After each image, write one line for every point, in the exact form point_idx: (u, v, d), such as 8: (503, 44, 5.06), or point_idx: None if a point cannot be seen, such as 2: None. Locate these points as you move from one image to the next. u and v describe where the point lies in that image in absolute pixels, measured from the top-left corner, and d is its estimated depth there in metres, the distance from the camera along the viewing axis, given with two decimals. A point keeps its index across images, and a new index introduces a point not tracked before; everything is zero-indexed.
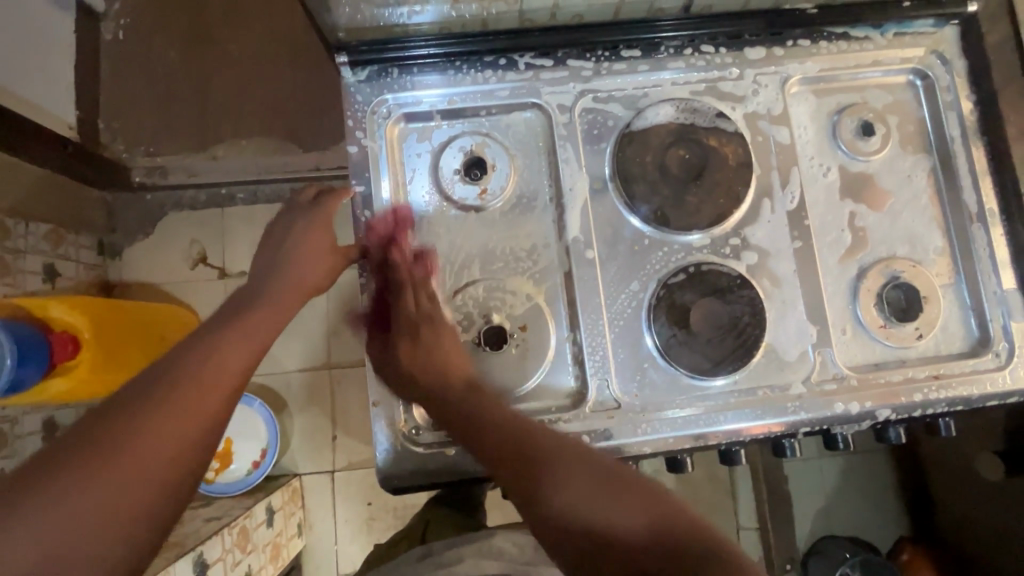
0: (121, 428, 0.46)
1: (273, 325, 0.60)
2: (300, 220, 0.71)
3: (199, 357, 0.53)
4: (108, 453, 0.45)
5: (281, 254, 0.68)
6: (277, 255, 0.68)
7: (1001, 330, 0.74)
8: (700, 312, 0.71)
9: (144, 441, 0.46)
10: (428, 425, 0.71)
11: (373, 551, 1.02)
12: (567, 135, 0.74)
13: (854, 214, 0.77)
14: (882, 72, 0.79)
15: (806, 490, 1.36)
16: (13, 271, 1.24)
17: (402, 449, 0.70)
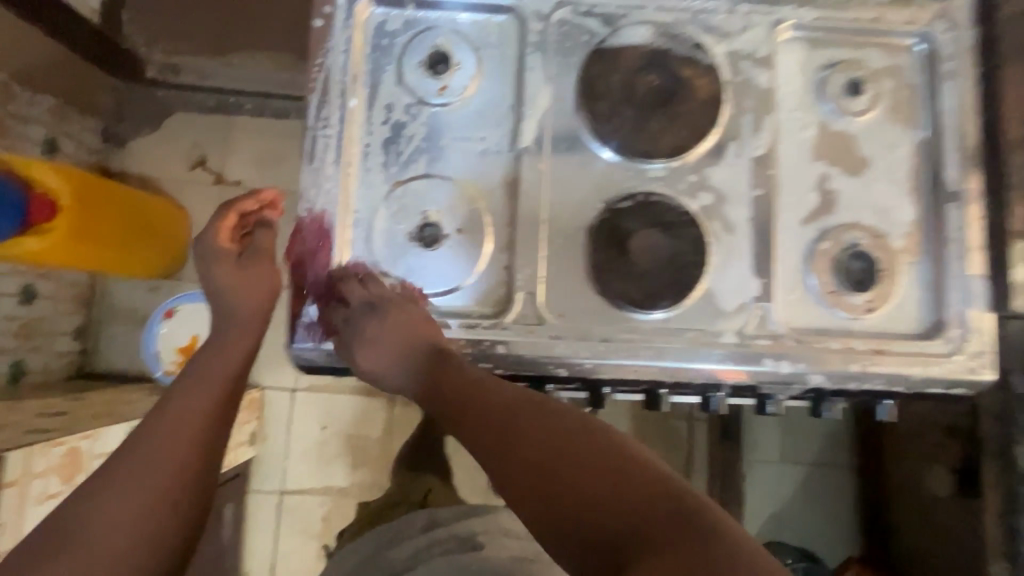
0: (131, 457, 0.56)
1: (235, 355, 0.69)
2: (225, 261, 0.75)
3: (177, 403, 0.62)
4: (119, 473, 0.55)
5: (220, 296, 0.75)
6: (217, 303, 0.75)
7: (956, 315, 0.70)
8: (642, 242, 0.69)
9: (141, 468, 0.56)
10: None
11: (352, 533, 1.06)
12: (538, 44, 0.72)
13: (825, 175, 0.73)
14: (883, 31, 0.74)
15: (765, 493, 1.37)
16: (11, 134, 1.23)
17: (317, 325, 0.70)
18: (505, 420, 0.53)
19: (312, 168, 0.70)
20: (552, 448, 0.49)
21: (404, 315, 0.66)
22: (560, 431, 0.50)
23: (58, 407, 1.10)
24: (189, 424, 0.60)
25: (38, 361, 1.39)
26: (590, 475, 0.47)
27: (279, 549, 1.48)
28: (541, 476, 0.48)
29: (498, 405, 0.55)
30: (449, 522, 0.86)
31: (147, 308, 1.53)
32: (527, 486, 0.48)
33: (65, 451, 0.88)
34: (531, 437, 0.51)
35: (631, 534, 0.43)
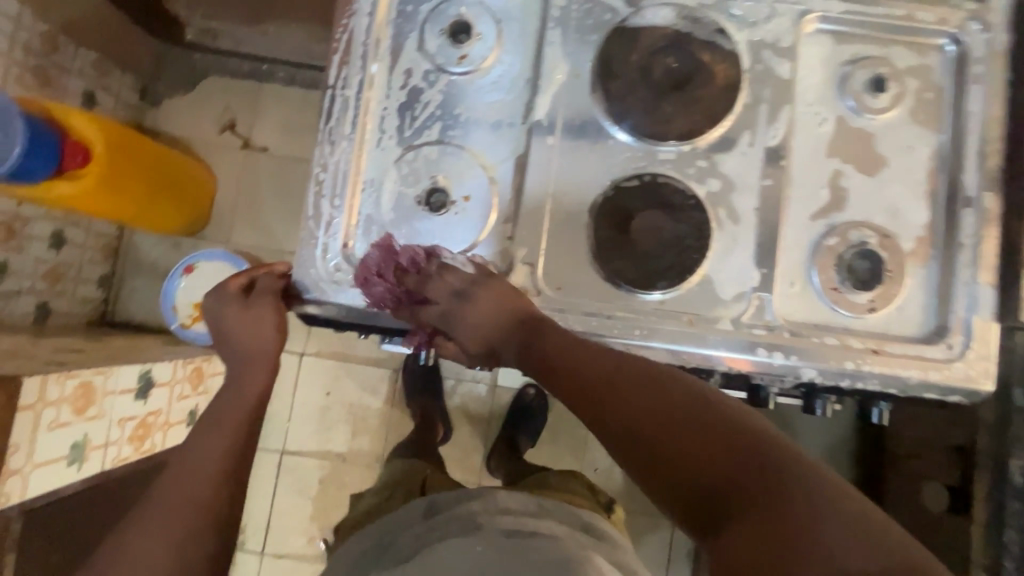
0: (144, 518, 0.55)
1: (252, 393, 0.66)
2: (235, 306, 0.72)
3: (191, 455, 0.60)
4: (135, 535, 0.54)
5: (228, 338, 0.72)
6: (227, 347, 0.71)
7: (960, 322, 0.69)
8: (645, 222, 0.70)
9: (151, 530, 0.55)
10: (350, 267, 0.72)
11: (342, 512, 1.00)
12: (559, 19, 0.72)
13: (838, 172, 0.72)
14: (912, 30, 0.73)
15: None
16: (55, 84, 1.27)
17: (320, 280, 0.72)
18: (604, 379, 0.53)
19: (329, 127, 0.72)
20: (659, 411, 0.50)
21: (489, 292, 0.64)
22: (663, 392, 0.51)
23: (76, 345, 1.15)
24: (208, 465, 0.59)
25: (62, 304, 1.44)
26: (698, 435, 0.48)
27: (275, 508, 1.51)
28: (649, 438, 0.49)
29: (595, 369, 0.54)
30: (448, 507, 0.75)
31: (169, 264, 1.59)
32: (633, 448, 0.49)
33: (78, 385, 0.92)
34: (624, 401, 0.51)
35: (736, 489, 0.45)
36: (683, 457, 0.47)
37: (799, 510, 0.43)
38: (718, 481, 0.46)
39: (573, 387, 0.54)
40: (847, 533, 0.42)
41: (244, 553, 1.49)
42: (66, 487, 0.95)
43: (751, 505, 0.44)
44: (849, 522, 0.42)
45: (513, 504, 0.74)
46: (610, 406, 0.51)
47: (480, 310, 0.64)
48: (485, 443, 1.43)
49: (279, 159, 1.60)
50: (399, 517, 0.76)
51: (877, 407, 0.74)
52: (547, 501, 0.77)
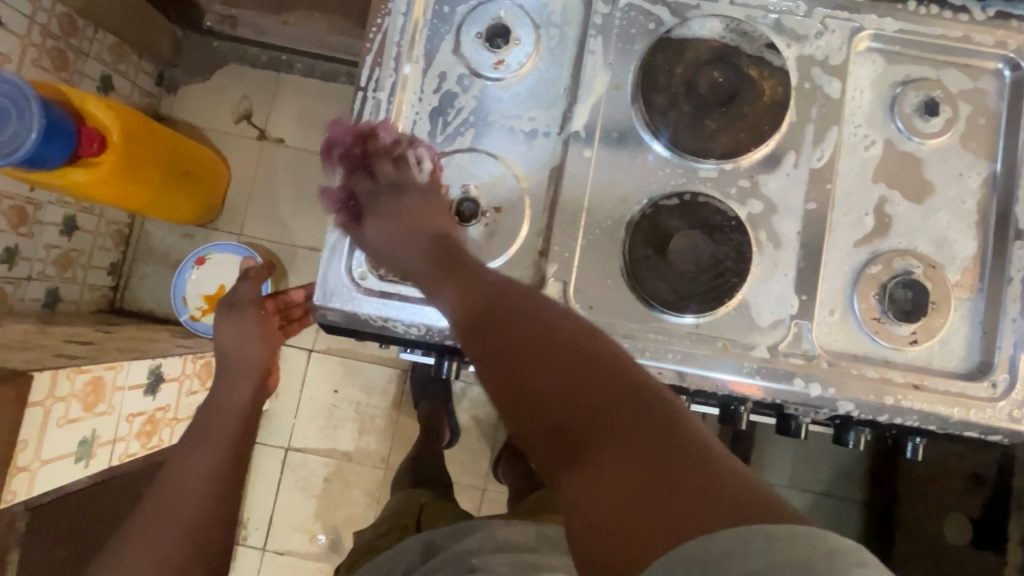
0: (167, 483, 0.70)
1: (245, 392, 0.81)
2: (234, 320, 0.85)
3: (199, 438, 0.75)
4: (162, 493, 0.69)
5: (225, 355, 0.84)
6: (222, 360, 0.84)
7: (1006, 359, 0.67)
8: (683, 242, 0.67)
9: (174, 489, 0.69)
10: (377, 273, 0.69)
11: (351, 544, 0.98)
12: (601, 27, 0.69)
13: (885, 199, 0.69)
14: (970, 52, 0.70)
15: None
16: (71, 68, 1.25)
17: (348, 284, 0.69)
18: (487, 313, 0.52)
19: (359, 130, 0.70)
20: (533, 348, 0.47)
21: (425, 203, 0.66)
22: (546, 328, 0.49)
23: (86, 336, 1.13)
24: (213, 470, 0.72)
25: (71, 291, 1.42)
26: (568, 371, 0.45)
27: (277, 507, 1.49)
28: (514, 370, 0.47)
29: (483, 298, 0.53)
30: (446, 545, 0.73)
31: (180, 253, 1.57)
32: (507, 382, 0.47)
33: (88, 380, 0.91)
34: (504, 334, 0.49)
35: (598, 428, 0.42)
36: (557, 398, 0.44)
37: (655, 454, 0.39)
38: (579, 419, 0.43)
39: (461, 320, 0.53)
40: (701, 482, 0.38)
41: (245, 549, 1.47)
42: (72, 483, 0.93)
43: (610, 445, 0.41)
44: (704, 474, 0.38)
45: (513, 536, 0.72)
46: (491, 344, 0.50)
47: (429, 209, 0.66)
48: (493, 449, 1.41)
49: (294, 152, 1.57)
50: (395, 554, 0.75)
51: (911, 442, 0.72)
52: (548, 529, 0.75)
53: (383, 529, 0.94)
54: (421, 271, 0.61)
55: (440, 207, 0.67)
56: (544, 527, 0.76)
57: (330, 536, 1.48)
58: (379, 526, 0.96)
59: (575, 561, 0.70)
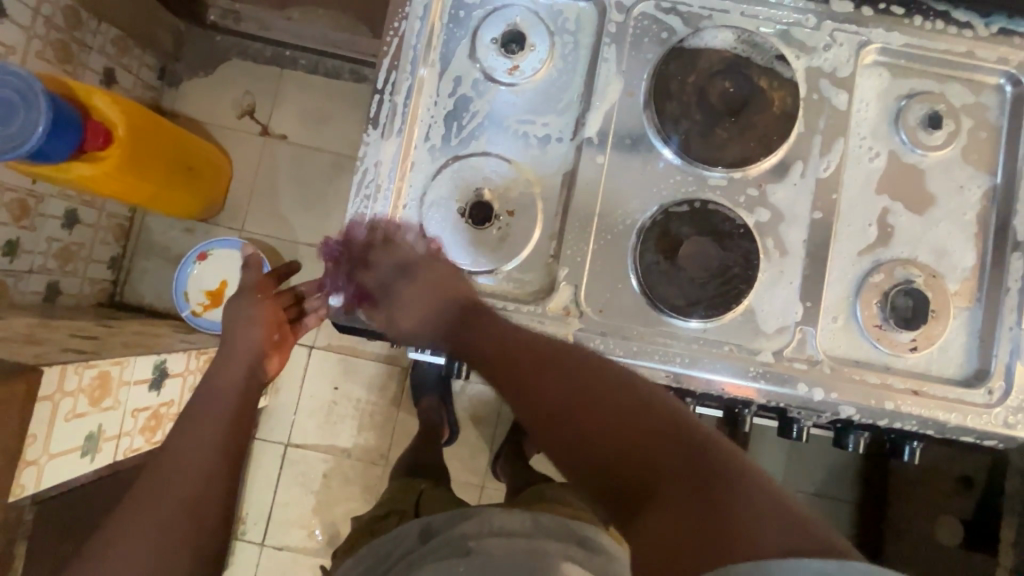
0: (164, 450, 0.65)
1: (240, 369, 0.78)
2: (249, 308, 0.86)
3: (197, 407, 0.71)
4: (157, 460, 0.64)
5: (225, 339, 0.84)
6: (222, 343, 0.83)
7: (1002, 367, 0.69)
8: (691, 249, 0.69)
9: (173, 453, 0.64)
10: None
11: (353, 525, 0.99)
12: (615, 35, 0.71)
13: (887, 210, 0.71)
14: (973, 67, 0.71)
15: None
16: (74, 60, 1.24)
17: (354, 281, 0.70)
18: (537, 365, 0.55)
19: (375, 132, 0.70)
20: (582, 400, 0.51)
21: (431, 273, 0.66)
22: (589, 381, 0.52)
23: (89, 331, 1.13)
24: (207, 450, 0.66)
25: (72, 285, 1.42)
26: (618, 415, 0.49)
27: (276, 502, 1.49)
28: (566, 415, 0.51)
29: (526, 342, 0.58)
30: (443, 530, 0.73)
31: (181, 248, 1.56)
32: (560, 433, 0.50)
33: (96, 375, 0.91)
34: (551, 379, 0.53)
35: (651, 477, 0.46)
36: (610, 447, 0.48)
37: (706, 496, 0.43)
38: (633, 469, 0.47)
39: (510, 371, 0.56)
40: (751, 517, 0.41)
41: (243, 544, 1.47)
42: (77, 477, 0.94)
43: (662, 492, 0.45)
44: (752, 504, 0.42)
45: (509, 523, 0.73)
46: (545, 386, 0.53)
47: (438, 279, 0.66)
48: (492, 447, 1.42)
49: (298, 149, 1.57)
50: (395, 539, 0.76)
51: (909, 446, 0.74)
52: (543, 515, 0.75)
53: (381, 513, 0.95)
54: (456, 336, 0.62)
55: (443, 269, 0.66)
56: (540, 514, 0.76)
57: (328, 532, 1.48)
58: (374, 512, 0.97)
59: (568, 546, 0.70)
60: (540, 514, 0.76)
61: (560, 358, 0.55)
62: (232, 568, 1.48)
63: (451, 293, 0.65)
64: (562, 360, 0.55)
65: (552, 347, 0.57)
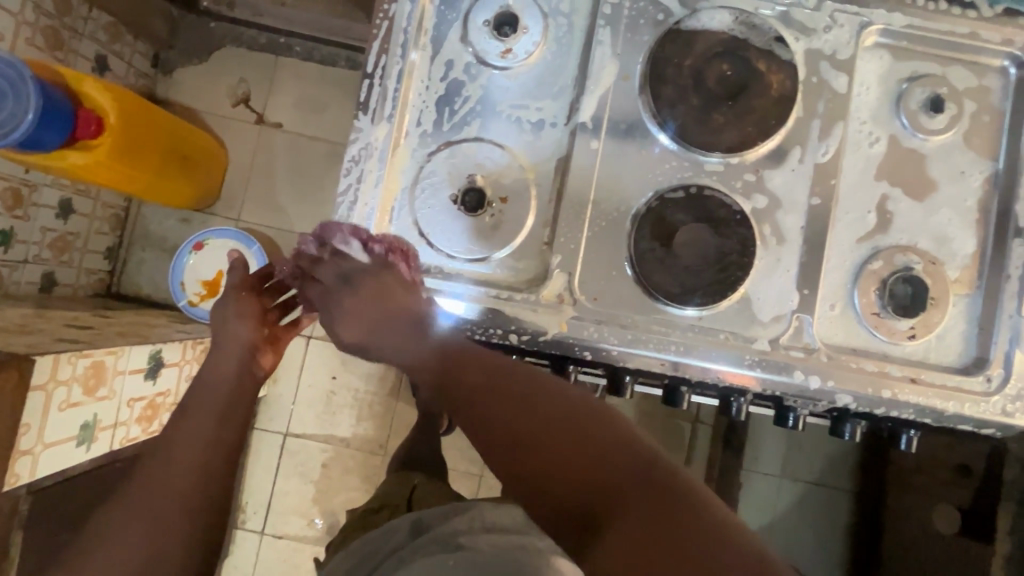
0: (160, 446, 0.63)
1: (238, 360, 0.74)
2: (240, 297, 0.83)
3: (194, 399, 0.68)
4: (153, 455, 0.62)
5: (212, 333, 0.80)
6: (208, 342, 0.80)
7: (1001, 355, 0.68)
8: (687, 235, 0.68)
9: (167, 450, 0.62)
10: None
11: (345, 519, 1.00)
12: (610, 17, 0.69)
13: (887, 196, 0.69)
14: (977, 49, 0.70)
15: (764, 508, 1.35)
16: (65, 47, 1.22)
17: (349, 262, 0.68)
18: (490, 386, 0.50)
19: (365, 117, 0.69)
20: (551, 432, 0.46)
21: (383, 279, 0.62)
22: (563, 412, 0.48)
23: (84, 321, 1.12)
24: (200, 445, 0.62)
25: (68, 275, 1.41)
26: (584, 449, 0.45)
27: (275, 491, 1.50)
28: (526, 445, 0.46)
29: (482, 364, 0.53)
30: (434, 525, 0.74)
31: (177, 238, 1.55)
32: (519, 466, 0.46)
33: (89, 364, 0.90)
34: (510, 406, 0.48)
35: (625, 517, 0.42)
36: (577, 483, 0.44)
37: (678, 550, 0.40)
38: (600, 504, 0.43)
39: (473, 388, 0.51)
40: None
41: (243, 532, 1.48)
42: (73, 466, 0.94)
43: (629, 507, 0.42)
44: (723, 564, 0.39)
45: (501, 520, 0.74)
46: (500, 415, 0.48)
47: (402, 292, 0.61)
48: None
49: (293, 138, 1.55)
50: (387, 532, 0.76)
51: (906, 435, 0.73)
52: (536, 514, 0.76)
53: (375, 506, 0.97)
54: (418, 354, 0.55)
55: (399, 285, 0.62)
56: (531, 511, 0.77)
57: (327, 521, 1.49)
58: (370, 504, 0.98)
59: None
60: (532, 512, 0.77)
61: (517, 380, 0.51)
62: (233, 557, 1.49)
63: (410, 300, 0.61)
64: (519, 385, 0.50)
65: (507, 368, 0.52)
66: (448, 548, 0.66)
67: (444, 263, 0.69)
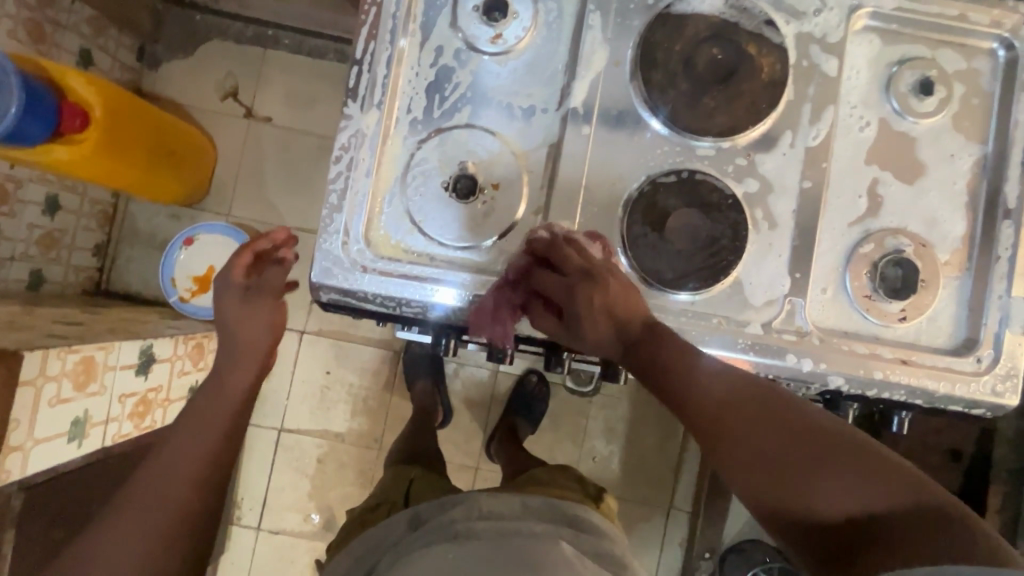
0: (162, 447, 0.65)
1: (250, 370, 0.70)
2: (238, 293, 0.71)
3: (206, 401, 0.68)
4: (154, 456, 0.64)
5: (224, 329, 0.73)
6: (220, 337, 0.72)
7: (991, 336, 0.69)
8: (679, 220, 0.68)
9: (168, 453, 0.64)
10: (374, 247, 0.69)
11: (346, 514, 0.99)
12: (600, 2, 0.69)
13: (877, 180, 0.70)
14: (965, 32, 0.70)
15: None
16: (48, 41, 1.20)
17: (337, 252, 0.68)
18: (715, 401, 0.57)
19: (354, 105, 0.68)
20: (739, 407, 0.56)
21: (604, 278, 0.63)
22: (733, 397, 0.57)
23: (73, 317, 1.11)
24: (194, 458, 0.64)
25: (56, 272, 1.39)
26: (830, 464, 0.53)
27: (272, 486, 1.49)
28: (766, 458, 0.54)
29: (687, 367, 0.59)
30: (431, 517, 0.73)
31: (168, 234, 1.54)
32: (754, 477, 0.54)
33: (79, 359, 0.89)
34: (724, 413, 0.56)
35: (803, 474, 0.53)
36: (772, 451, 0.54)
37: (844, 492, 0.52)
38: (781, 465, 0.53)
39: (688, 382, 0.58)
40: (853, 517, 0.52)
41: (239, 528, 1.47)
42: (65, 463, 0.93)
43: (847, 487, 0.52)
44: (848, 494, 0.52)
45: (499, 508, 0.72)
46: (744, 431, 0.55)
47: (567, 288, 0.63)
48: (485, 429, 1.42)
49: (283, 131, 1.54)
50: (383, 528, 0.75)
51: (897, 416, 0.74)
52: (533, 499, 0.75)
53: (370, 504, 0.94)
54: (613, 344, 0.63)
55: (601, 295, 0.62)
56: (529, 497, 0.76)
57: (324, 515, 1.49)
58: (366, 503, 0.96)
59: (556, 527, 0.70)
60: (530, 497, 0.76)
61: (712, 387, 0.57)
62: (229, 553, 1.48)
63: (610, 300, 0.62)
64: (711, 391, 0.57)
65: (707, 373, 0.58)
66: (446, 537, 0.67)
67: (434, 250, 0.69)
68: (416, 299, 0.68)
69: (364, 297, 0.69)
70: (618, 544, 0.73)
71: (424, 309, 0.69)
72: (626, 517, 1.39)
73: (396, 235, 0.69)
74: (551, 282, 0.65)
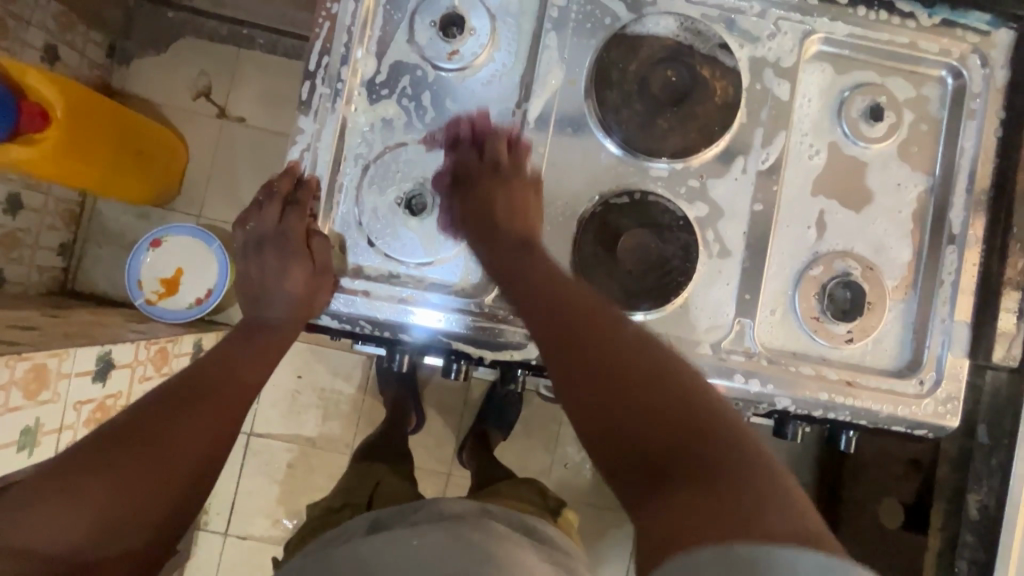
0: (200, 379, 0.61)
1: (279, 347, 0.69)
2: (275, 248, 0.70)
3: (237, 355, 0.66)
4: (190, 387, 0.59)
5: (270, 296, 0.70)
6: (269, 296, 0.70)
7: (934, 358, 0.70)
8: (631, 240, 0.68)
9: (207, 385, 0.60)
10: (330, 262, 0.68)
11: (308, 513, 0.91)
12: (557, 20, 0.69)
13: (826, 207, 0.71)
14: (914, 59, 0.71)
15: None
16: (10, 36, 1.10)
17: (287, 271, 0.68)
18: (589, 340, 0.53)
19: (307, 118, 0.68)
20: (602, 363, 0.51)
21: (499, 185, 0.67)
22: (645, 369, 0.51)
23: (31, 322, 1.07)
24: (225, 398, 0.60)
25: (19, 273, 1.30)
26: (654, 407, 0.48)
27: (240, 490, 1.41)
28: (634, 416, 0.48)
29: (582, 317, 0.55)
30: (393, 522, 0.67)
31: (135, 235, 1.44)
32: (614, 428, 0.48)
33: (30, 367, 0.87)
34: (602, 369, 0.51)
35: (667, 421, 0.47)
36: (634, 388, 0.49)
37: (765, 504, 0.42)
38: (651, 419, 0.47)
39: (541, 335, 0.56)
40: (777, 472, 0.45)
41: (205, 533, 1.39)
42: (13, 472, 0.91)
43: (709, 475, 0.44)
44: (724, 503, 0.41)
45: (455, 509, 0.67)
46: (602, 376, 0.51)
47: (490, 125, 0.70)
48: (457, 434, 1.40)
49: (255, 133, 1.43)
50: (341, 529, 0.68)
51: (845, 434, 0.75)
52: (492, 506, 0.70)
53: (335, 506, 0.87)
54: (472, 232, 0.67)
55: (530, 198, 0.68)
56: (488, 504, 0.71)
57: (294, 519, 1.41)
58: (327, 504, 0.89)
59: (515, 533, 0.64)
60: (489, 505, 0.70)
61: (612, 337, 0.53)
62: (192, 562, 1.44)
63: (505, 234, 0.65)
64: (610, 340, 0.53)
65: (595, 321, 0.55)
66: (404, 527, 0.63)
67: (401, 271, 0.70)
68: (385, 319, 0.69)
69: (324, 318, 0.70)
70: (571, 558, 0.66)
71: (376, 328, 0.69)
72: (595, 526, 1.35)
73: (357, 260, 0.70)
74: (468, 160, 0.69)
